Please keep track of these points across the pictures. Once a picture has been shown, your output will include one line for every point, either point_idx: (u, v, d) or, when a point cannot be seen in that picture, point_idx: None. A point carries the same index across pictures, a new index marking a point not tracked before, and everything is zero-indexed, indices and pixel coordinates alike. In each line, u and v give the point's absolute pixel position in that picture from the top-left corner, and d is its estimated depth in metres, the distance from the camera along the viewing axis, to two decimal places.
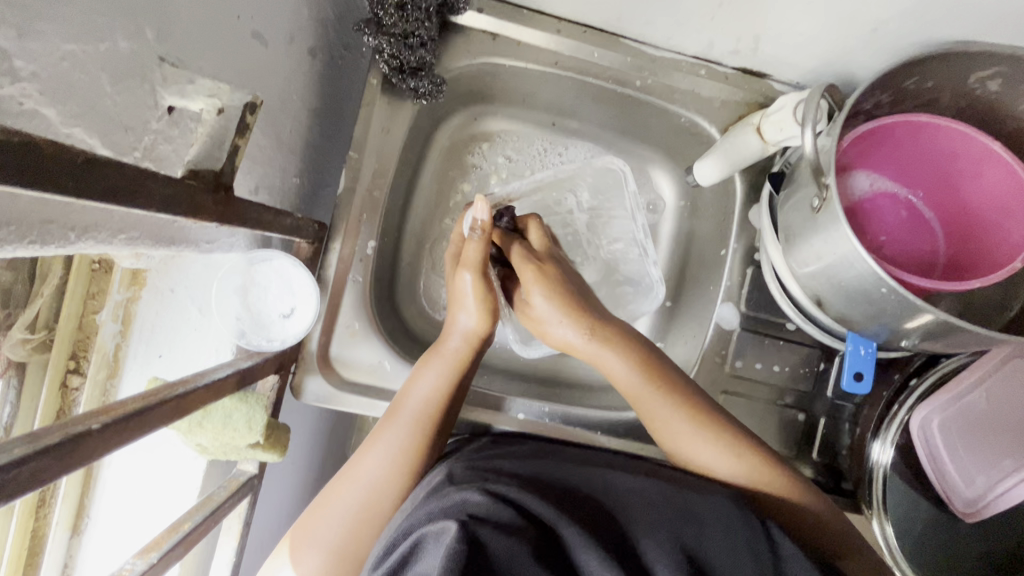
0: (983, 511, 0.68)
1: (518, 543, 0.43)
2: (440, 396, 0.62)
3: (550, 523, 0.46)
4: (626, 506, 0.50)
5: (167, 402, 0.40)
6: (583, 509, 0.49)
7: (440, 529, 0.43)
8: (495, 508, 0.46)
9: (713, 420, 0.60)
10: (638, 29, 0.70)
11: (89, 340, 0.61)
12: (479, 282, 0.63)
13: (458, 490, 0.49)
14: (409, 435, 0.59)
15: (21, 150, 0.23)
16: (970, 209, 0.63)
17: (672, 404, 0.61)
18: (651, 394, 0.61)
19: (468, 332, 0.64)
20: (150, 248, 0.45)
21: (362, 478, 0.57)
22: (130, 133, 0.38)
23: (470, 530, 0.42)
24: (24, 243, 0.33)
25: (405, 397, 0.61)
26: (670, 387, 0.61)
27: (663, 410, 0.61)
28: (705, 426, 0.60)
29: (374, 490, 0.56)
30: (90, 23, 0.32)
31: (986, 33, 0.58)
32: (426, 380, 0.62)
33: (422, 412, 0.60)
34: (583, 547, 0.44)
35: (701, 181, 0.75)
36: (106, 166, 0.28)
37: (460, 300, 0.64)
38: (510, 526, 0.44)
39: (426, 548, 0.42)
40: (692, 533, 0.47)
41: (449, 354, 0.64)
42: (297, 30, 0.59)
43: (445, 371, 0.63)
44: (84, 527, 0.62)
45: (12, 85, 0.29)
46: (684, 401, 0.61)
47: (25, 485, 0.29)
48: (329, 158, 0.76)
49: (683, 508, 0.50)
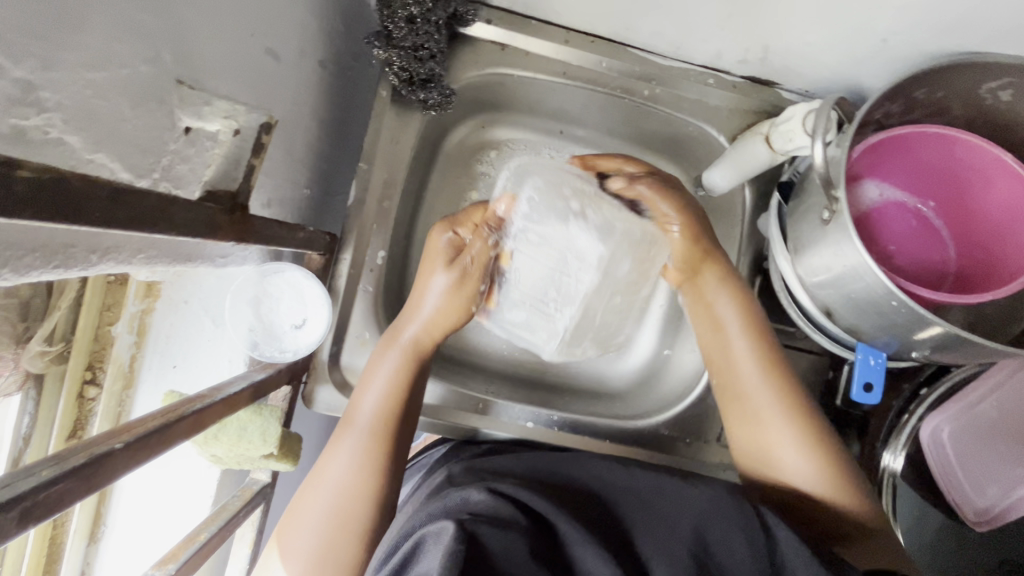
0: (995, 520, 0.68)
1: (517, 540, 0.41)
2: (397, 395, 0.61)
3: (545, 516, 0.45)
4: (626, 503, 0.49)
5: (185, 417, 0.41)
6: (585, 509, 0.48)
7: (439, 528, 0.41)
8: (495, 507, 0.44)
9: (795, 400, 0.60)
10: (646, 39, 0.70)
11: (104, 350, 0.62)
12: (448, 282, 0.63)
13: (458, 490, 0.48)
14: (370, 432, 0.58)
15: (53, 184, 0.24)
16: (980, 219, 0.63)
17: (761, 370, 0.61)
18: (751, 360, 0.62)
19: (427, 322, 0.63)
20: (167, 265, 0.45)
21: (329, 479, 0.56)
22: (149, 155, 0.39)
23: (470, 530, 0.41)
24: (49, 267, 0.34)
25: (364, 392, 0.61)
26: (764, 352, 0.62)
27: (754, 375, 0.61)
28: (795, 420, 0.59)
29: (341, 493, 0.55)
30: (112, 50, 0.33)
31: (995, 45, 0.58)
32: (381, 380, 0.61)
33: (379, 413, 0.59)
34: (582, 543, 0.43)
35: (711, 189, 0.76)
36: (131, 194, 0.29)
37: (417, 300, 0.64)
38: (512, 525, 0.43)
39: (426, 547, 0.41)
40: (690, 530, 0.46)
41: (415, 349, 0.63)
42: (308, 44, 0.59)
43: (404, 360, 0.62)
44: (101, 534, 0.63)
45: (38, 116, 0.30)
46: (771, 365, 0.62)
47: (54, 506, 0.30)
48: (340, 167, 0.76)
49: (677, 501, 0.49)
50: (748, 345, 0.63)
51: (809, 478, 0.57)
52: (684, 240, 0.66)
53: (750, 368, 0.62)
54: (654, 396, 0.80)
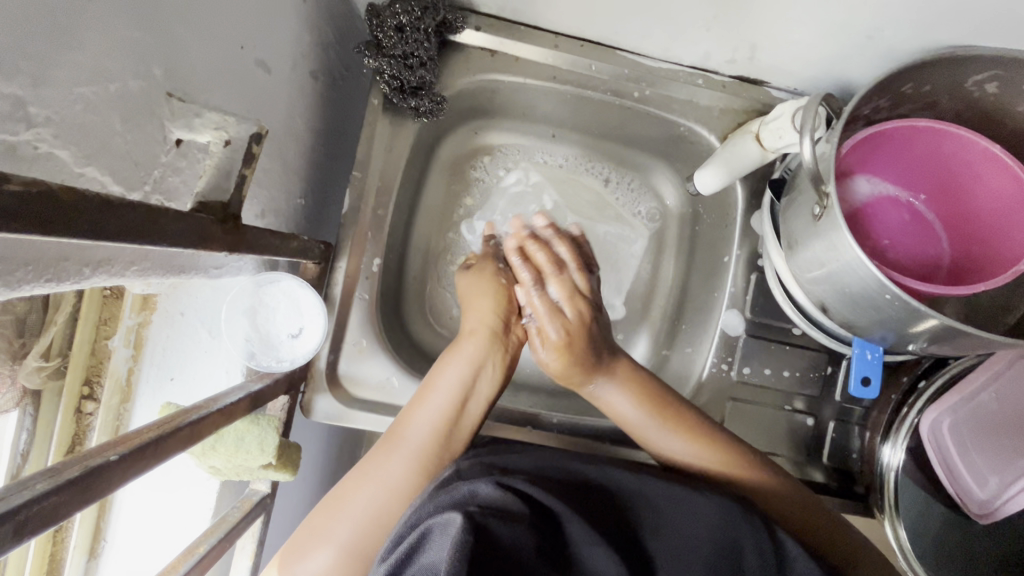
0: (997, 512, 0.68)
1: (524, 534, 0.40)
2: (462, 398, 0.62)
3: (556, 514, 0.44)
4: (635, 507, 0.48)
5: (181, 429, 0.41)
6: (595, 511, 0.47)
7: (446, 519, 0.40)
8: (505, 501, 0.43)
9: (698, 428, 0.62)
10: (634, 41, 0.71)
11: (101, 365, 0.62)
12: (497, 289, 0.69)
13: (465, 483, 0.46)
14: (429, 434, 0.59)
15: (40, 196, 0.24)
16: (971, 211, 0.64)
17: (667, 429, 0.62)
18: (654, 424, 0.63)
19: (491, 328, 0.66)
20: (161, 276, 0.46)
21: (381, 475, 0.56)
22: (139, 168, 0.39)
23: (479, 521, 0.39)
24: (42, 281, 0.34)
25: (428, 396, 0.62)
26: (668, 418, 0.63)
27: (662, 438, 0.62)
28: (703, 445, 0.61)
29: (393, 492, 0.55)
30: (100, 64, 0.33)
31: (980, 38, 0.59)
32: (447, 383, 0.62)
33: (445, 414, 0.60)
34: (593, 543, 0.42)
35: (701, 189, 0.76)
36: (120, 206, 0.29)
37: (472, 304, 0.68)
38: (520, 519, 0.42)
39: (432, 538, 0.40)
40: (698, 531, 0.46)
41: (485, 347, 0.65)
42: (299, 55, 0.60)
43: (472, 368, 0.64)
44: (101, 550, 0.63)
45: (27, 131, 0.30)
46: (669, 419, 0.63)
47: (49, 519, 0.30)
48: (334, 176, 0.77)
49: (688, 508, 0.48)
50: (648, 417, 0.63)
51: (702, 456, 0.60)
52: (568, 338, 0.65)
53: (664, 442, 0.62)
54: None
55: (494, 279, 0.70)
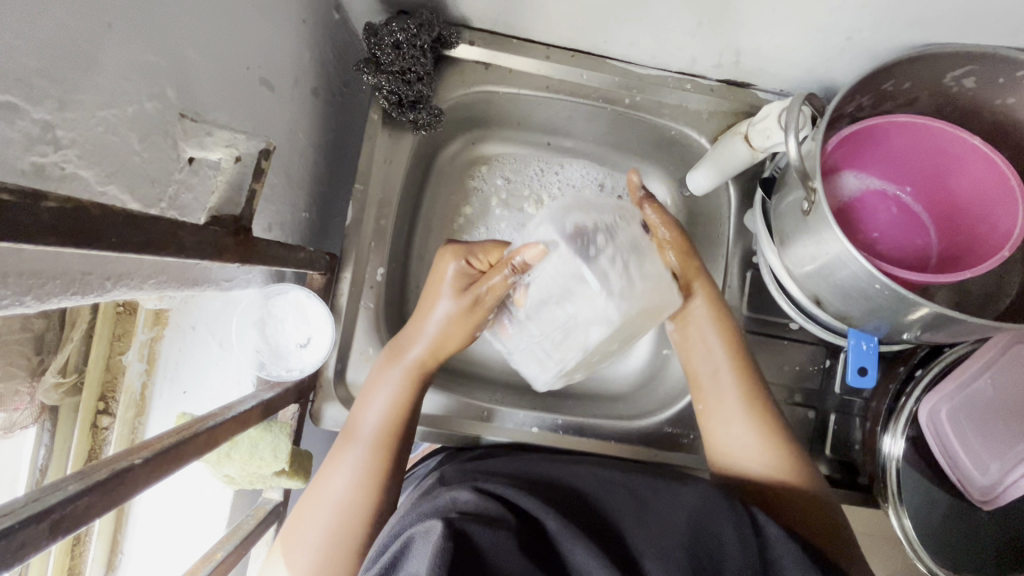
0: (999, 498, 0.69)
1: (505, 537, 0.42)
2: (397, 412, 0.63)
3: (534, 515, 0.45)
4: (613, 500, 0.49)
5: (198, 435, 0.42)
6: (577, 508, 0.48)
7: (427, 527, 0.42)
8: (484, 507, 0.44)
9: (761, 400, 0.64)
10: (623, 50, 0.73)
11: (116, 380, 0.64)
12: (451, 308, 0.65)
13: (448, 491, 0.48)
14: (373, 445, 0.60)
15: (73, 211, 0.26)
16: (957, 201, 0.66)
17: (739, 383, 0.65)
18: (730, 366, 0.66)
19: (430, 340, 0.65)
20: (175, 289, 0.47)
21: (333, 491, 0.58)
22: (155, 186, 0.41)
23: (458, 528, 0.41)
24: (68, 294, 0.36)
25: (368, 404, 0.63)
26: (742, 367, 0.66)
27: (731, 389, 0.65)
28: (762, 420, 0.63)
29: (343, 508, 0.57)
30: (119, 88, 0.35)
31: (956, 35, 0.61)
32: (383, 396, 0.63)
33: (382, 427, 0.62)
34: (570, 538, 0.43)
35: (694, 189, 0.79)
36: (143, 220, 0.31)
37: (423, 317, 0.66)
38: (498, 522, 0.43)
39: (414, 546, 0.41)
40: (678, 521, 0.46)
41: (414, 367, 0.64)
42: (301, 73, 0.62)
43: (406, 382, 0.64)
44: (118, 563, 0.65)
45: (54, 153, 0.32)
46: (745, 376, 0.66)
47: (80, 519, 0.31)
48: (337, 190, 0.79)
49: (668, 500, 0.49)
50: (728, 359, 0.67)
51: (772, 472, 0.61)
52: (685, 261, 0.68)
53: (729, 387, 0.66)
54: (658, 392, 0.81)
55: (470, 326, 0.66)
